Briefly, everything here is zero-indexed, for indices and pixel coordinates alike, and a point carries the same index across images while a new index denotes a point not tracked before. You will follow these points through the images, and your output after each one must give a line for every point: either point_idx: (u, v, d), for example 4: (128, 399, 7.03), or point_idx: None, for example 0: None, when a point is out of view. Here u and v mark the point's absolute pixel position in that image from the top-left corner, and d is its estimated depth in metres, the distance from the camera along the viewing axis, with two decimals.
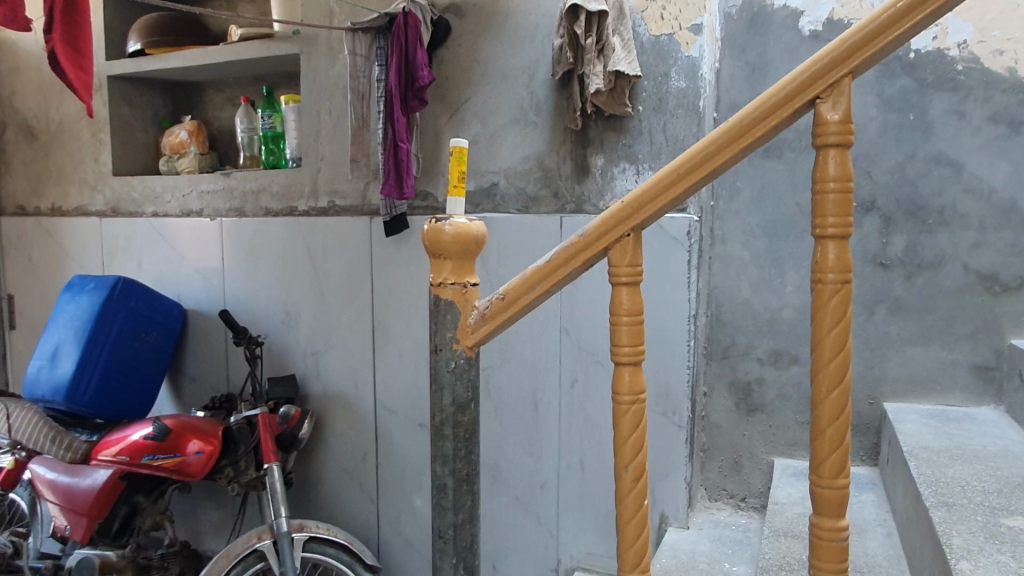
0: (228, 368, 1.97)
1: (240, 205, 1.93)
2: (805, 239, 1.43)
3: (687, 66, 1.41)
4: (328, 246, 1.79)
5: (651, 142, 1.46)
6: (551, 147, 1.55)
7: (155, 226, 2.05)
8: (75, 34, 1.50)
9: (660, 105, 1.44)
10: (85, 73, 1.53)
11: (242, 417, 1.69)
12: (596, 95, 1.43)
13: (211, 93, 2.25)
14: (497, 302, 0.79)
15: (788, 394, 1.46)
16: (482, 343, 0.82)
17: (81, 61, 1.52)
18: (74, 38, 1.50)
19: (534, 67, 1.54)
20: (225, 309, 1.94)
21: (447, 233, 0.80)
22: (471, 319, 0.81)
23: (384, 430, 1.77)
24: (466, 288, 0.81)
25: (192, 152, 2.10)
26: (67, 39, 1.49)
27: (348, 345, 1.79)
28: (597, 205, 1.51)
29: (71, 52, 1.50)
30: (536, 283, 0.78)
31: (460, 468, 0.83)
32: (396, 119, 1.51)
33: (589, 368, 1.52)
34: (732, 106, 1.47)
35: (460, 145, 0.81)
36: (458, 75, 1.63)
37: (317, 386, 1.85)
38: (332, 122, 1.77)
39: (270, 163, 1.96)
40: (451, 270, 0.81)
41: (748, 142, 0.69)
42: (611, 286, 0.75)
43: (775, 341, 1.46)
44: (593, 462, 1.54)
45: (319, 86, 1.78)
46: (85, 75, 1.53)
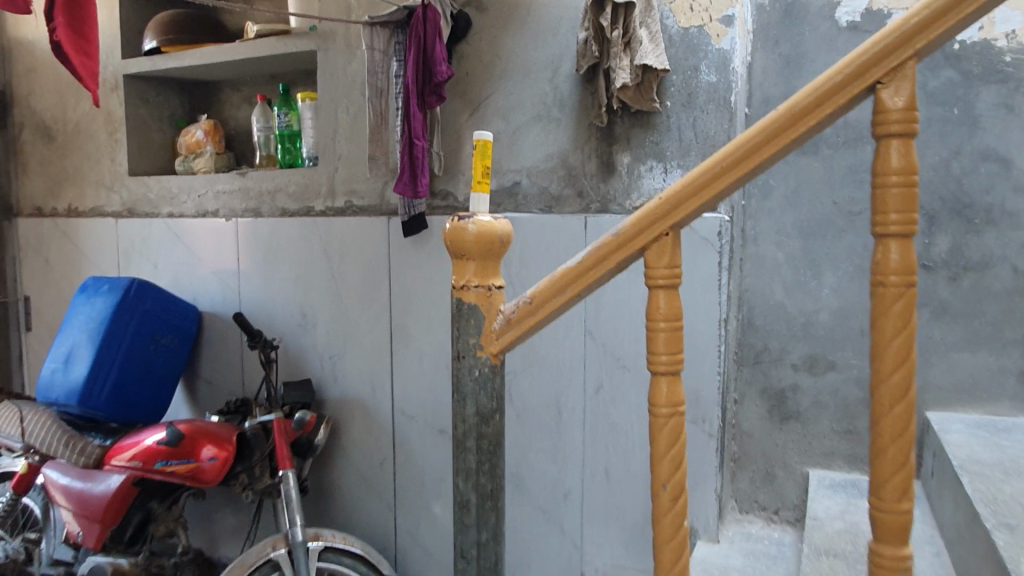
0: (244, 371, 1.94)
1: (257, 206, 1.89)
2: (843, 238, 1.36)
3: (717, 59, 1.35)
4: (345, 247, 1.74)
5: (680, 139, 1.40)
6: (576, 144, 1.49)
7: (171, 227, 2.02)
8: (80, 19, 1.46)
9: (689, 100, 1.38)
10: (91, 59, 1.51)
11: (257, 422, 1.65)
12: (622, 89, 1.37)
13: (228, 92, 2.21)
14: (524, 306, 0.74)
15: (824, 402, 1.40)
16: (508, 350, 0.76)
17: (86, 48, 1.49)
18: (79, 23, 1.47)
19: (557, 61, 1.49)
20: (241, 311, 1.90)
21: (470, 232, 0.75)
22: (495, 324, 0.76)
23: (403, 436, 1.72)
24: (490, 291, 0.76)
25: (208, 152, 2.07)
26: (71, 24, 1.46)
27: (366, 349, 1.75)
28: (624, 205, 1.45)
29: (76, 38, 1.47)
30: (565, 286, 0.72)
31: (484, 483, 0.77)
32: (413, 114, 1.46)
33: (614, 373, 1.46)
34: (766, 100, 1.41)
35: (484, 138, 0.76)
36: (479, 70, 1.58)
37: (334, 390, 1.80)
38: (350, 120, 1.73)
39: (287, 163, 1.92)
40: (474, 271, 0.76)
41: (799, 133, 0.63)
42: (647, 289, 0.70)
43: (811, 347, 1.40)
44: (619, 471, 1.48)
45: (336, 83, 1.74)
46: (92, 61, 1.51)
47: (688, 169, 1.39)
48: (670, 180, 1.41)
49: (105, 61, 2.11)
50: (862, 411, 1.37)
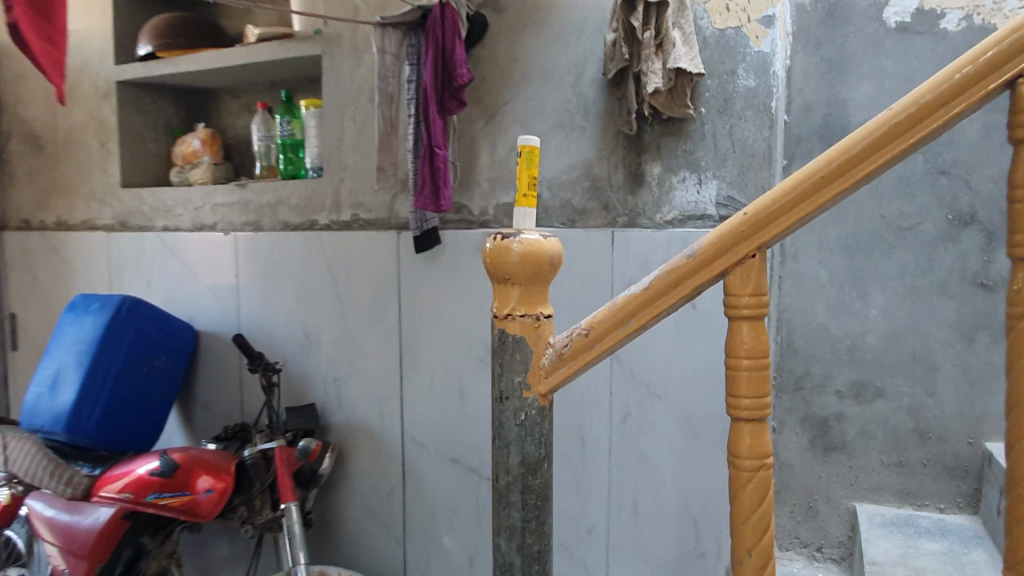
0: (242, 395, 1.82)
1: (257, 219, 1.79)
2: (892, 256, 1.26)
3: (757, 62, 1.26)
4: (352, 263, 1.64)
5: (716, 148, 1.30)
6: (602, 154, 1.39)
7: (166, 241, 1.91)
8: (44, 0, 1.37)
9: (725, 106, 1.29)
10: (54, 45, 1.40)
11: (257, 451, 1.54)
12: (654, 95, 1.28)
13: (227, 100, 2.11)
14: (580, 338, 0.64)
15: (871, 432, 1.30)
16: (558, 390, 0.66)
17: (50, 32, 1.38)
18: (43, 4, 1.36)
19: (581, 65, 1.39)
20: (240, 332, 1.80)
21: (515, 253, 0.65)
22: (545, 360, 0.66)
23: (413, 465, 1.61)
24: (538, 321, 0.66)
25: (206, 162, 1.97)
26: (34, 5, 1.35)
27: (373, 372, 1.64)
28: (654, 219, 1.36)
29: (40, 22, 1.37)
30: (630, 315, 0.62)
31: (530, 543, 0.67)
32: (431, 120, 1.35)
33: (643, 400, 1.36)
34: (807, 107, 1.31)
35: (531, 143, 0.66)
36: (496, 75, 1.48)
37: (339, 415, 1.69)
38: (357, 129, 1.63)
39: (290, 174, 1.81)
40: (520, 298, 0.66)
41: (917, 138, 0.54)
42: (728, 321, 0.60)
43: (857, 372, 1.30)
44: (649, 506, 1.37)
45: (343, 90, 1.64)
46: (56, 50, 1.40)
47: (724, 180, 1.30)
48: (705, 192, 1.31)
49: (97, 67, 2.00)
50: (914, 441, 1.27)
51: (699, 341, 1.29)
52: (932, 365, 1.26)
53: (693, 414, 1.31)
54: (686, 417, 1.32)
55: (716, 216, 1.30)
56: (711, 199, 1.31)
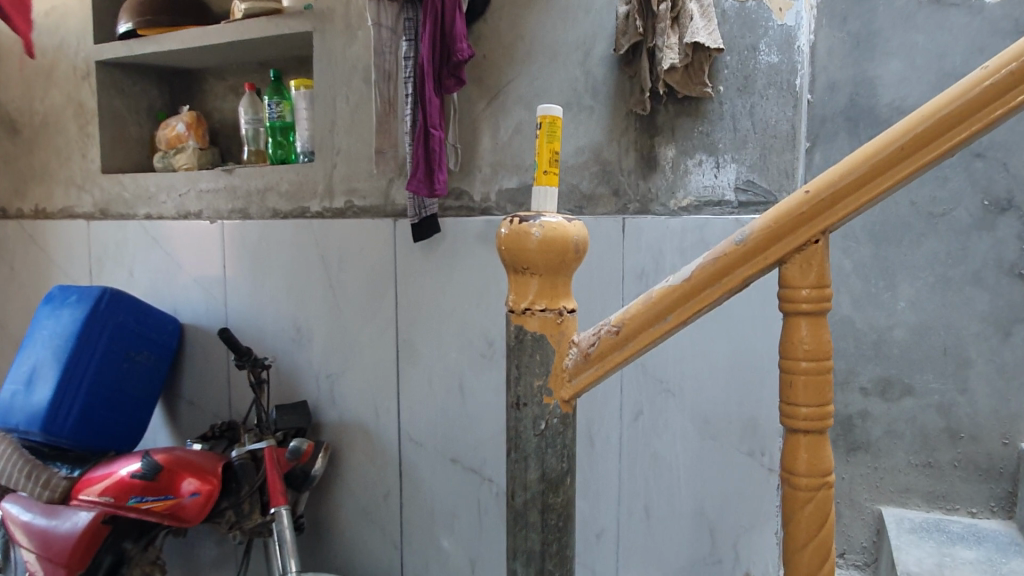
0: (231, 391, 1.74)
1: (245, 206, 1.70)
2: (921, 244, 1.18)
3: (780, 36, 1.17)
4: (346, 253, 1.55)
5: (735, 129, 1.22)
6: (612, 136, 1.31)
7: (149, 230, 1.82)
8: None
9: (745, 84, 1.20)
10: None
11: (245, 451, 1.47)
12: (669, 72, 1.19)
13: (212, 81, 2.01)
14: (609, 336, 0.56)
15: (898, 431, 1.22)
16: (583, 395, 0.58)
17: None
18: None
19: (590, 41, 1.30)
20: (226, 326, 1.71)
21: (534, 240, 0.56)
22: (568, 360, 0.57)
23: (411, 465, 1.53)
24: (561, 317, 0.58)
25: (191, 147, 1.87)
26: None
27: (368, 367, 1.55)
28: (667, 205, 1.27)
29: None
30: (668, 310, 0.54)
31: (550, 568, 0.59)
32: (429, 99, 1.26)
33: (656, 398, 1.28)
34: (832, 86, 1.21)
35: (552, 113, 0.58)
36: (498, 52, 1.39)
37: (332, 413, 1.61)
38: (350, 110, 1.54)
39: (279, 159, 1.71)
40: (540, 291, 0.58)
41: (1019, 101, 0.45)
42: (784, 317, 0.52)
43: (883, 367, 1.22)
44: (662, 509, 1.30)
45: (335, 69, 1.55)
46: None
47: (744, 163, 1.21)
48: (722, 176, 1.23)
49: (75, 46, 1.90)
50: (943, 441, 1.20)
51: (716, 336, 1.21)
52: (964, 360, 1.18)
53: (710, 412, 1.23)
54: (702, 416, 1.24)
55: (735, 202, 1.22)
56: (729, 184, 1.22)
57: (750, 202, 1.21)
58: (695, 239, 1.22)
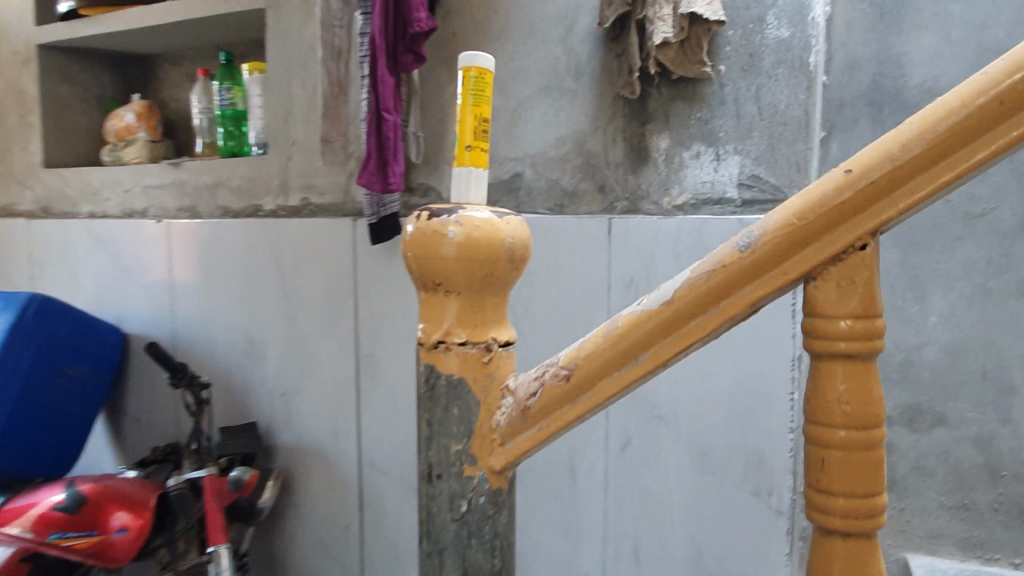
0: (178, 410, 1.57)
1: (193, 204, 1.54)
2: (957, 249, 0.99)
3: (792, 7, 1.00)
4: (301, 255, 1.38)
5: (739, 116, 1.04)
6: (596, 124, 1.14)
7: (91, 230, 1.65)
8: None
9: (750, 62, 1.03)
10: None
11: (184, 479, 1.28)
12: (662, 48, 1.02)
13: (168, 68, 1.84)
14: (555, 385, 0.39)
15: (928, 467, 1.04)
16: (520, 462, 0.41)
17: None
18: None
19: (572, 15, 1.13)
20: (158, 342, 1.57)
21: (450, 246, 0.39)
22: (500, 417, 0.40)
23: (373, 495, 1.36)
24: (489, 353, 0.40)
25: (141, 139, 1.70)
26: None
27: (326, 386, 1.39)
28: (660, 203, 1.10)
29: None
30: (638, 347, 0.37)
31: None
32: (381, 79, 1.10)
33: (647, 426, 1.10)
34: (852, 64, 1.03)
35: (480, 66, 0.41)
36: (471, 29, 1.22)
37: (287, 435, 1.44)
38: (305, 95, 1.37)
39: (229, 151, 1.55)
40: (459, 317, 0.40)
41: None
42: (813, 358, 0.34)
43: (911, 394, 1.03)
44: (653, 554, 1.12)
45: (288, 50, 1.38)
46: None
47: (748, 154, 1.04)
48: (724, 169, 1.05)
49: (16, 28, 1.74)
50: (981, 479, 1.01)
51: (717, 356, 1.04)
52: (1008, 387, 0.99)
53: (708, 443, 1.06)
54: (699, 447, 1.07)
55: (739, 199, 1.04)
56: (732, 178, 1.05)
57: (754, 199, 1.03)
58: (692, 242, 1.05)
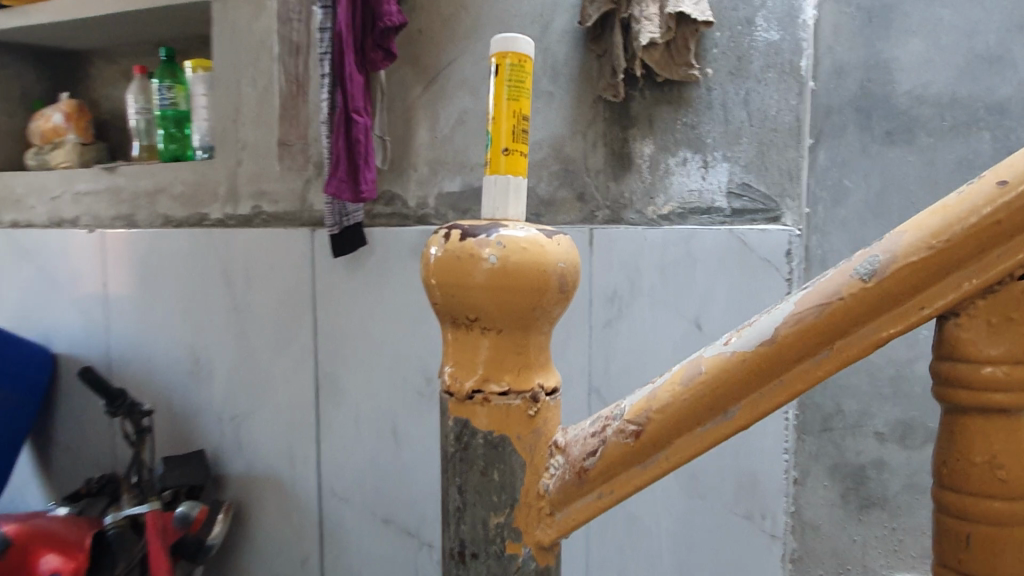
0: (114, 437, 1.44)
1: (130, 212, 1.41)
2: None
3: (781, 8, 0.95)
4: (251, 268, 1.27)
5: (727, 120, 0.99)
6: (576, 129, 1.08)
7: (14, 241, 1.51)
8: None
9: (739, 66, 0.98)
10: None
11: (122, 517, 1.16)
12: (648, 49, 0.96)
13: (100, 65, 1.70)
14: (623, 442, 0.34)
15: (920, 485, 1.01)
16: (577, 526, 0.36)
17: None
18: None
19: (549, 12, 1.06)
20: (91, 365, 1.43)
21: (482, 277, 0.34)
22: (556, 478, 0.36)
23: (334, 526, 1.26)
24: (535, 405, 0.36)
25: (71, 142, 1.56)
26: None
27: (281, 409, 1.28)
28: (643, 212, 1.05)
29: None
30: (730, 398, 0.31)
31: None
32: (350, 76, 1.02)
33: None
34: (840, 70, 0.98)
35: (516, 50, 0.36)
36: (437, 26, 1.13)
37: (239, 462, 1.33)
38: (256, 96, 1.26)
39: (171, 154, 1.42)
40: (494, 365, 0.36)
41: None
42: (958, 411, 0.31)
43: (903, 409, 1.00)
44: None
45: (237, 46, 1.27)
46: None
47: (737, 162, 0.99)
48: (711, 178, 1.00)
49: None
50: None
51: None
52: None
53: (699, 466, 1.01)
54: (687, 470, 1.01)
55: (728, 209, 0.99)
56: (720, 187, 1.00)
57: (745, 209, 0.98)
58: (680, 254, 1.00)
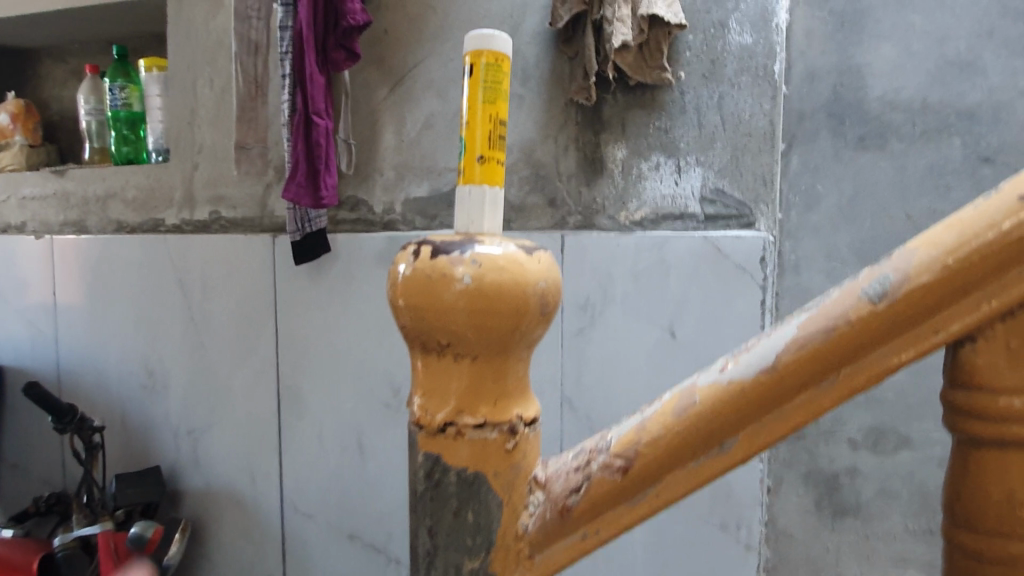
0: (63, 453, 1.37)
1: (81, 218, 1.35)
2: None
3: (754, 11, 0.94)
4: (208, 276, 1.22)
5: (700, 125, 0.97)
6: (546, 133, 1.05)
7: None
8: None
9: (712, 69, 0.96)
10: None
11: (71, 537, 1.11)
12: (621, 52, 0.93)
13: (50, 64, 1.63)
14: (614, 476, 0.32)
15: (894, 491, 0.99)
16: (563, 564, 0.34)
17: None
18: None
19: (518, 13, 1.03)
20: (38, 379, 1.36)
21: (457, 299, 0.31)
22: (543, 516, 0.34)
23: (297, 542, 1.21)
24: (514, 437, 0.34)
25: (17, 144, 1.48)
26: None
27: (241, 423, 1.23)
28: (615, 218, 1.02)
29: None
30: (729, 431, 0.30)
31: None
32: (312, 77, 0.98)
33: None
34: (811, 75, 0.97)
35: (492, 46, 0.34)
36: (403, 26, 1.10)
37: (197, 477, 1.28)
38: (213, 96, 1.21)
39: (124, 157, 1.37)
40: (467, 394, 0.33)
41: None
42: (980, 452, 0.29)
43: (875, 416, 0.99)
44: None
45: (193, 44, 1.22)
46: None
47: (711, 167, 0.97)
48: (685, 182, 0.99)
49: None
50: None
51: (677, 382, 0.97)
52: None
53: None
54: None
55: (701, 215, 0.98)
56: (693, 192, 0.98)
57: (719, 215, 0.97)
58: (653, 260, 0.97)
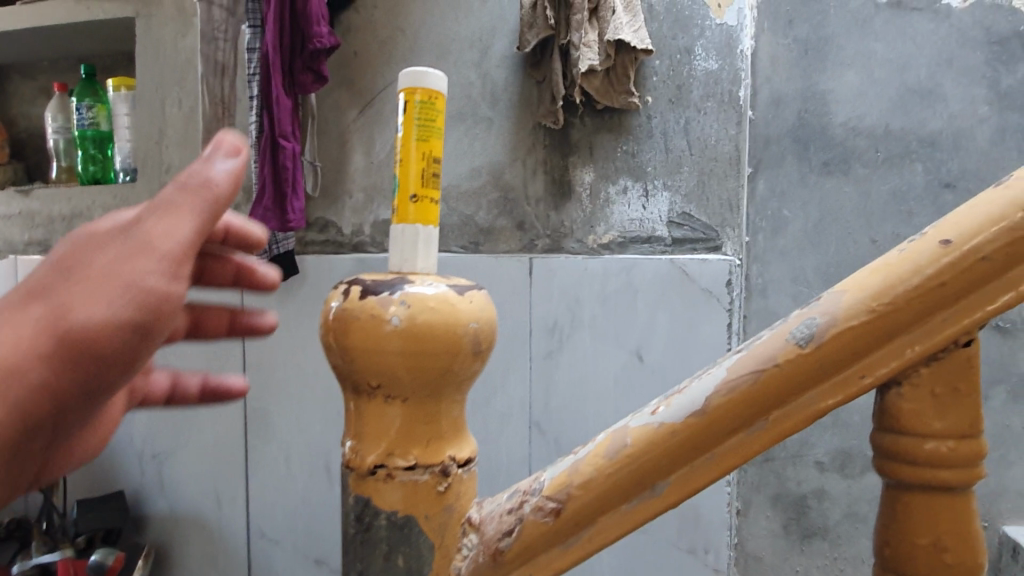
0: None
1: (46, 237, 1.33)
2: None
3: (719, 38, 0.95)
4: None
5: (667, 149, 0.98)
6: (515, 156, 1.05)
7: None
8: None
9: (678, 94, 0.97)
10: None
11: (28, 565, 1.08)
12: (588, 76, 0.94)
13: (17, 81, 1.61)
14: (549, 518, 0.31)
15: (859, 513, 1.00)
16: None
17: None
18: None
19: (487, 37, 1.04)
20: None
21: (391, 337, 0.32)
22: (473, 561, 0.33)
23: (264, 568, 1.19)
24: (445, 479, 0.34)
25: None
26: None
27: (208, 446, 1.21)
28: (584, 242, 1.02)
29: None
30: (661, 472, 0.30)
31: None
32: (278, 99, 0.97)
33: None
34: (777, 100, 0.98)
35: (425, 85, 0.34)
36: (373, 48, 1.10)
37: (162, 502, 1.25)
38: (183, 116, 1.21)
39: (90, 176, 1.35)
40: (404, 431, 0.33)
41: None
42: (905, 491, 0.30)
43: (841, 438, 0.99)
44: None
45: (161, 64, 1.21)
46: None
47: (677, 192, 0.98)
48: (652, 207, 0.99)
49: None
50: None
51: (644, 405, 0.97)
52: None
53: None
54: None
55: (668, 238, 0.98)
56: (661, 216, 0.98)
57: (686, 238, 0.97)
58: (620, 284, 0.98)
